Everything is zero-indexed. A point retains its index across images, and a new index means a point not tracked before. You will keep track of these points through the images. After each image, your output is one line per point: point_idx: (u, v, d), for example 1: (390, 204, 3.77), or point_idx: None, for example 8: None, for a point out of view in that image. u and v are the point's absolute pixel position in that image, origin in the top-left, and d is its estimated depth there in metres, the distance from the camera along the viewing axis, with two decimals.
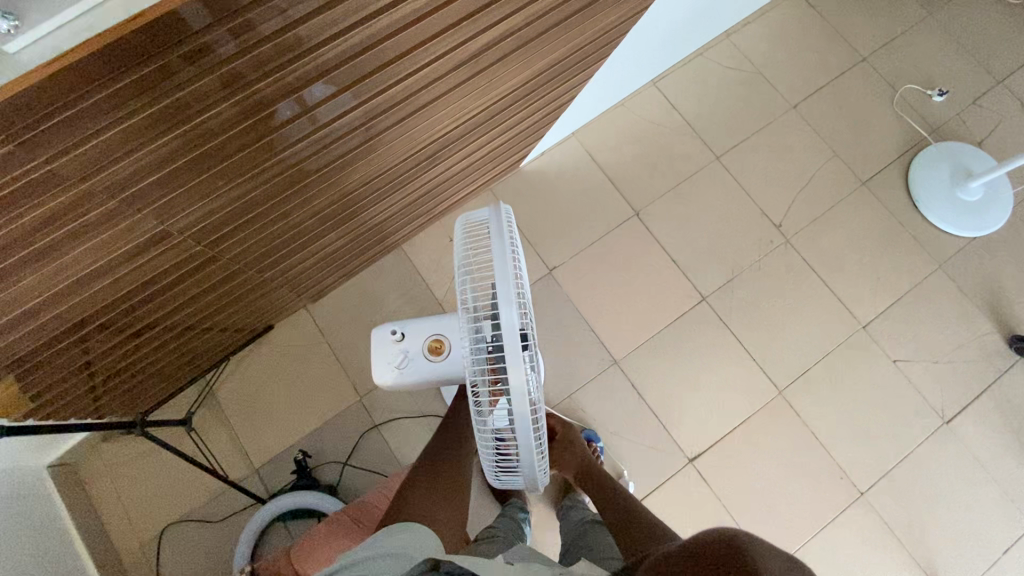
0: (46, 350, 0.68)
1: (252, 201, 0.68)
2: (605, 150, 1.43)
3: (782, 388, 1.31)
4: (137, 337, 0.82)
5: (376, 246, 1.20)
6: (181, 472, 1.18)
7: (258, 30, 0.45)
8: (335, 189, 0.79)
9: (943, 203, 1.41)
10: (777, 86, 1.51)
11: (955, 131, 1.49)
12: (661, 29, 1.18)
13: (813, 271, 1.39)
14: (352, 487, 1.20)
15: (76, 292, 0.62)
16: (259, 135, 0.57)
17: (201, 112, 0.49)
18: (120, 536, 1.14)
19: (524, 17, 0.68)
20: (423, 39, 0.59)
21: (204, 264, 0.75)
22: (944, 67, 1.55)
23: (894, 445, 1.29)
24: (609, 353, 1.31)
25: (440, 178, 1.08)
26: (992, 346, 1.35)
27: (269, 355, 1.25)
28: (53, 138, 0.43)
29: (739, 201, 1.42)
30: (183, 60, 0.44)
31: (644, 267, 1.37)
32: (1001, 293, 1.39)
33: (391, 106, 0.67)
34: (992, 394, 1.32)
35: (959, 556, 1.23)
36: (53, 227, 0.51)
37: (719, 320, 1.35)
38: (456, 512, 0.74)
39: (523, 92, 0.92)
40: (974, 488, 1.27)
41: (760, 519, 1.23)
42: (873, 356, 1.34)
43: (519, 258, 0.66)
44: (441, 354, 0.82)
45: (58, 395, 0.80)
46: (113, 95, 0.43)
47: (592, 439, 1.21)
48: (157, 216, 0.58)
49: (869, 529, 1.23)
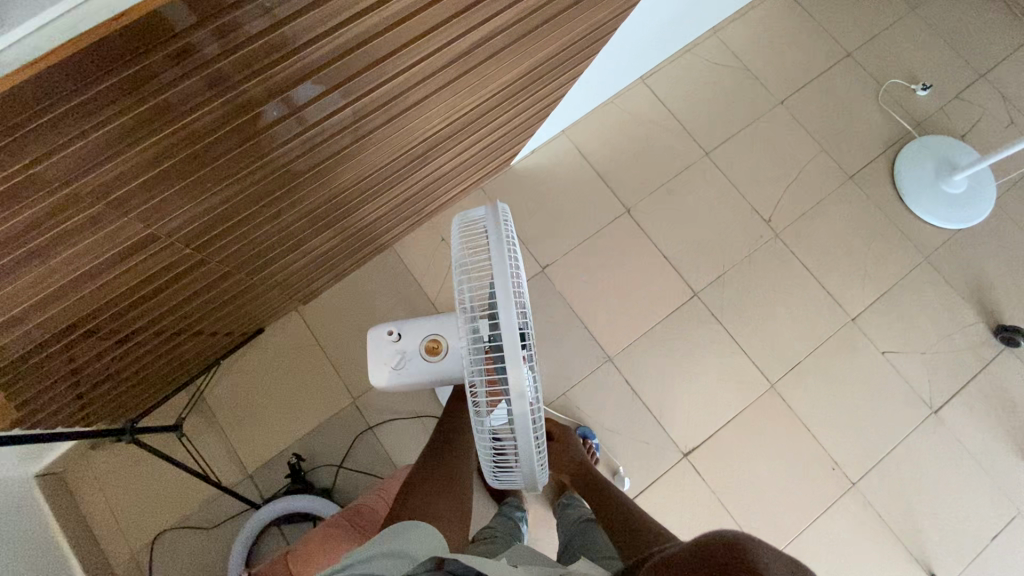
0: (34, 357, 0.67)
1: (241, 202, 0.66)
2: (595, 147, 1.43)
3: (774, 381, 1.32)
4: (126, 342, 0.81)
5: (368, 246, 1.20)
6: (173, 478, 1.17)
7: (244, 29, 0.45)
8: (325, 189, 0.79)
9: (928, 196, 1.43)
10: (765, 82, 1.52)
11: (940, 125, 1.51)
12: (649, 26, 1.18)
13: (803, 264, 1.40)
14: (347, 489, 1.19)
15: (66, 296, 0.60)
16: (247, 136, 0.56)
17: (188, 113, 0.48)
18: (111, 543, 1.12)
19: (512, 15, 0.67)
20: (412, 38, 0.58)
21: (193, 266, 0.74)
22: (928, 62, 1.57)
23: (886, 436, 1.30)
24: (603, 350, 1.31)
25: (431, 177, 1.07)
26: (979, 336, 1.37)
27: (262, 359, 1.24)
28: (40, 139, 0.42)
29: (729, 196, 1.43)
30: (168, 60, 0.43)
31: (636, 263, 1.37)
32: (985, 283, 1.41)
33: (380, 106, 0.66)
34: (979, 383, 1.35)
35: (949, 545, 1.25)
36: (38, 231, 0.50)
37: (711, 314, 1.36)
38: (457, 512, 0.73)
39: (513, 91, 0.92)
40: (961, 476, 1.29)
41: (754, 513, 1.24)
42: (862, 348, 1.36)
43: (518, 256, 0.66)
44: (439, 354, 0.81)
45: (46, 404, 0.79)
46: (96, 96, 0.42)
47: (587, 436, 1.22)
48: (144, 219, 0.57)
49: (860, 520, 1.24)
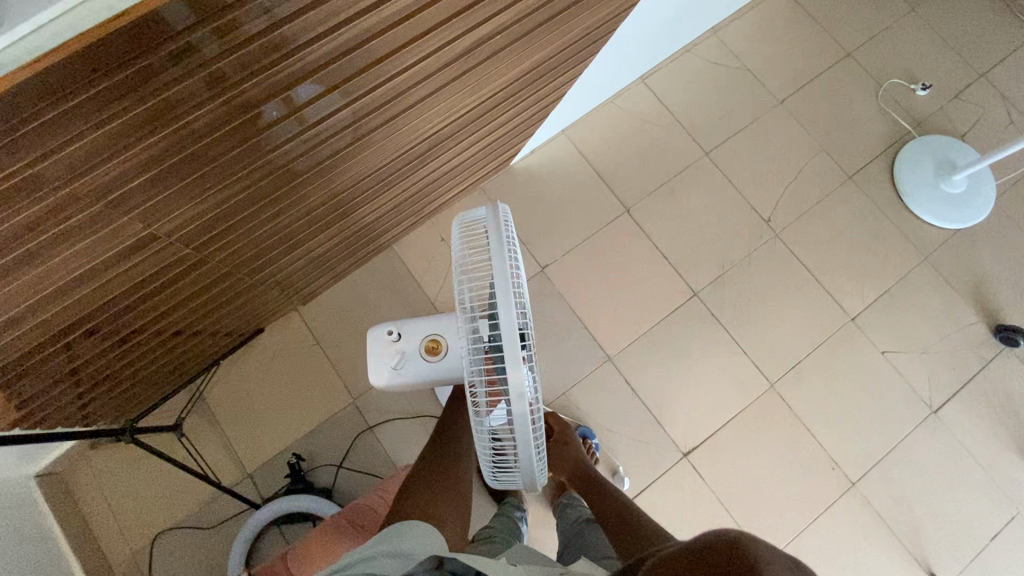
0: (34, 357, 0.67)
1: (240, 203, 0.66)
2: (595, 147, 1.43)
3: (774, 381, 1.32)
4: (126, 342, 0.81)
5: (368, 246, 1.20)
6: (172, 478, 1.17)
7: (244, 29, 0.45)
8: (324, 189, 0.79)
9: (928, 196, 1.43)
10: (765, 82, 1.52)
11: (940, 125, 1.51)
12: (649, 26, 1.18)
13: (802, 264, 1.40)
14: (346, 489, 1.19)
15: (65, 296, 0.60)
16: (247, 136, 0.56)
17: (187, 113, 0.48)
18: (111, 543, 1.12)
19: (511, 15, 0.67)
20: (412, 38, 0.58)
21: (193, 267, 0.74)
22: (928, 61, 1.57)
23: (885, 436, 1.30)
24: (603, 350, 1.31)
25: (431, 177, 1.07)
26: (979, 336, 1.38)
27: (262, 359, 1.24)
28: (40, 139, 0.42)
29: (729, 196, 1.43)
30: (167, 60, 0.43)
31: (636, 263, 1.37)
32: (985, 283, 1.41)
33: (380, 106, 0.66)
34: (978, 383, 1.35)
35: (948, 545, 1.25)
36: (37, 231, 0.50)
37: (711, 314, 1.35)
38: (457, 512, 0.73)
39: (512, 91, 0.92)
40: (961, 476, 1.29)
41: (753, 512, 1.24)
42: (862, 347, 1.36)
43: (517, 256, 0.66)
44: (439, 354, 0.81)
45: (46, 404, 0.79)
46: (95, 96, 0.42)
47: (587, 436, 1.22)
48: (144, 219, 0.57)
49: (860, 520, 1.25)
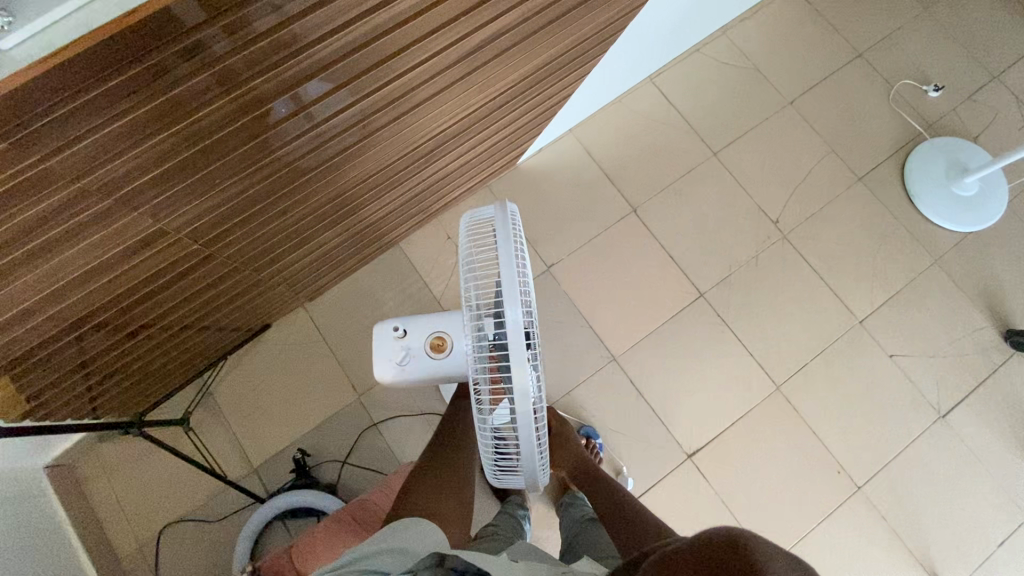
0: (45, 349, 0.68)
1: (248, 199, 0.67)
2: (603, 147, 1.43)
3: (781, 384, 1.32)
4: (134, 336, 0.82)
5: (375, 244, 1.20)
6: (179, 471, 1.18)
7: (253, 27, 0.45)
8: (333, 186, 0.79)
9: (938, 198, 1.42)
10: (774, 83, 1.51)
11: (952, 127, 1.50)
12: (657, 26, 1.18)
13: (810, 266, 1.39)
14: (351, 485, 1.20)
15: (76, 289, 0.61)
16: (255, 134, 0.56)
17: (197, 110, 0.49)
18: (119, 534, 1.14)
19: (520, 13, 0.67)
20: (418, 37, 0.58)
21: (200, 262, 0.74)
22: (941, 62, 1.55)
23: (893, 439, 1.29)
24: (607, 350, 1.31)
25: (439, 175, 1.08)
26: (989, 340, 1.36)
27: (269, 354, 1.25)
28: (48, 136, 0.43)
29: (736, 196, 1.43)
30: (177, 57, 0.43)
31: (642, 263, 1.37)
32: (995, 286, 1.40)
33: (387, 104, 0.67)
34: (988, 387, 1.33)
35: (956, 550, 1.24)
36: (47, 226, 0.50)
37: (718, 316, 1.35)
38: (460, 509, 0.73)
39: (519, 90, 0.92)
40: (969, 479, 1.28)
41: (759, 515, 1.24)
42: (870, 350, 1.35)
43: (523, 255, 0.66)
44: (442, 351, 0.82)
45: (56, 395, 0.80)
46: (106, 94, 0.42)
47: (591, 435, 1.22)
48: (152, 215, 0.58)
49: (867, 523, 1.24)
